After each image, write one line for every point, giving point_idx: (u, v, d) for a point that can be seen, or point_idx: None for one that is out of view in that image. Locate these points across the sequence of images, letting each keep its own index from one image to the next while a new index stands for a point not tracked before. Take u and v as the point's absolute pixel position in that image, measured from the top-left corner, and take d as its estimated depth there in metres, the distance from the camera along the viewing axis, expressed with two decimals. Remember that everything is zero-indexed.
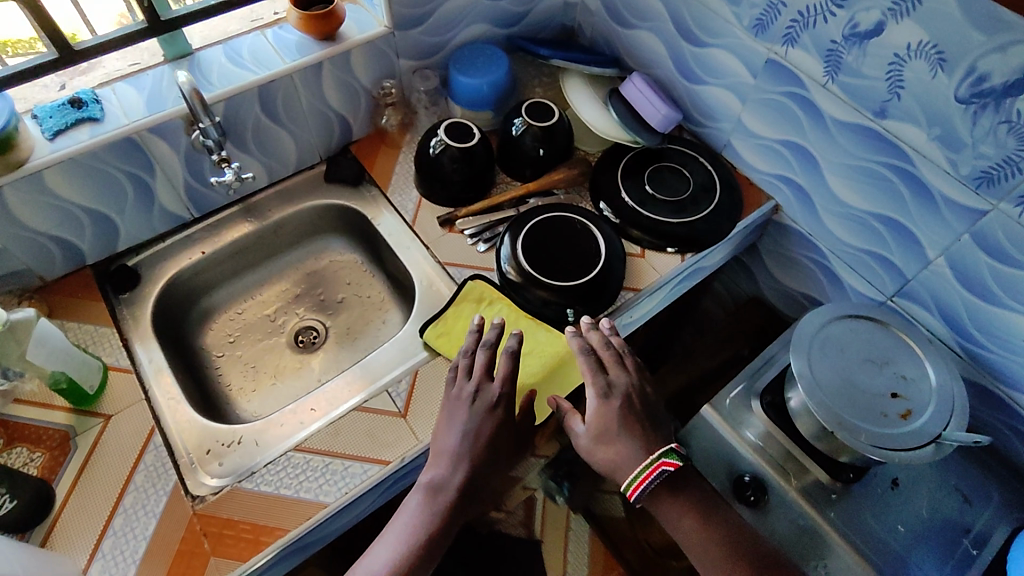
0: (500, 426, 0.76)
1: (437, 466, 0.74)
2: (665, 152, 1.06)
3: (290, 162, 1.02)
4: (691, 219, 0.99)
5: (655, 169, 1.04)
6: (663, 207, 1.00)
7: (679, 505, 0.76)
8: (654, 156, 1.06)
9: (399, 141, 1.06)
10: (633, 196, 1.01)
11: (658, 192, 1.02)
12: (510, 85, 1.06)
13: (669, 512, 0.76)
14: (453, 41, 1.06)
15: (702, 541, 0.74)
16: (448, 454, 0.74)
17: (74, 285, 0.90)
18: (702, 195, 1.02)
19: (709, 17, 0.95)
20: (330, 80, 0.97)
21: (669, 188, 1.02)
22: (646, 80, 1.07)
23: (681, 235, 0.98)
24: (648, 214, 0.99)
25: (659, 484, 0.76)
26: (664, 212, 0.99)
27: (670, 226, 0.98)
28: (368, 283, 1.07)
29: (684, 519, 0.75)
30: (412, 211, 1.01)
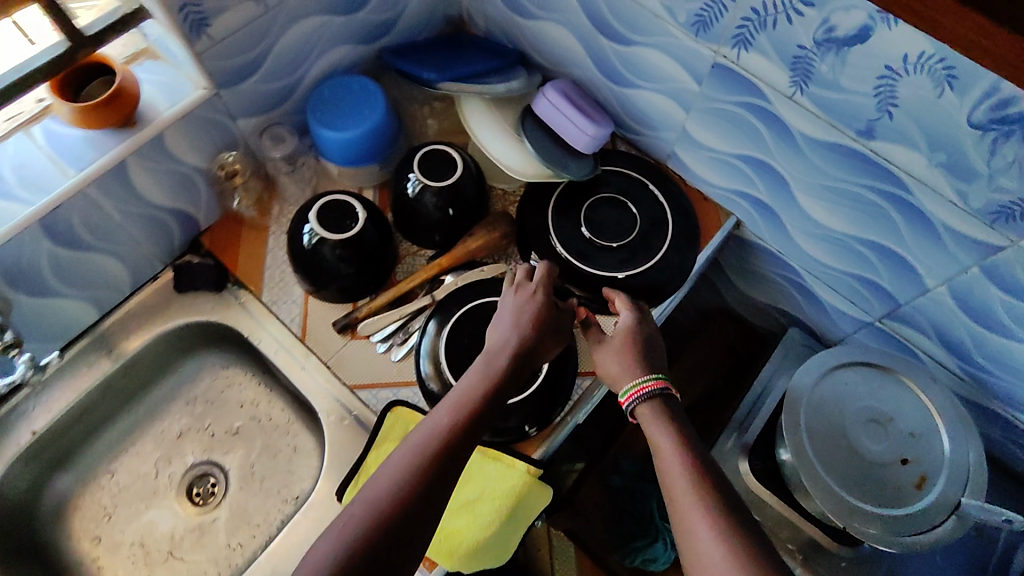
0: (546, 313, 0.69)
1: (491, 341, 0.67)
2: (599, 180, 0.86)
3: (123, 283, 0.79)
4: (643, 268, 0.82)
5: (592, 206, 0.85)
6: (608, 257, 0.82)
7: (660, 419, 0.62)
8: (587, 188, 0.86)
9: (262, 223, 0.83)
10: (571, 249, 0.82)
11: (600, 236, 0.83)
12: (392, 124, 0.82)
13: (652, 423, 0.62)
14: (304, 78, 0.80)
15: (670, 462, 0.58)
16: (502, 328, 0.68)
17: None
18: (651, 231, 0.84)
19: (632, 10, 0.73)
20: (145, 176, 0.71)
21: (610, 230, 0.84)
22: (562, 89, 0.84)
23: (635, 292, 0.80)
24: (593, 271, 0.81)
25: (654, 399, 0.63)
26: (610, 265, 0.82)
27: (620, 284, 0.81)
28: (266, 401, 0.86)
29: (659, 429, 0.61)
30: (299, 319, 0.79)
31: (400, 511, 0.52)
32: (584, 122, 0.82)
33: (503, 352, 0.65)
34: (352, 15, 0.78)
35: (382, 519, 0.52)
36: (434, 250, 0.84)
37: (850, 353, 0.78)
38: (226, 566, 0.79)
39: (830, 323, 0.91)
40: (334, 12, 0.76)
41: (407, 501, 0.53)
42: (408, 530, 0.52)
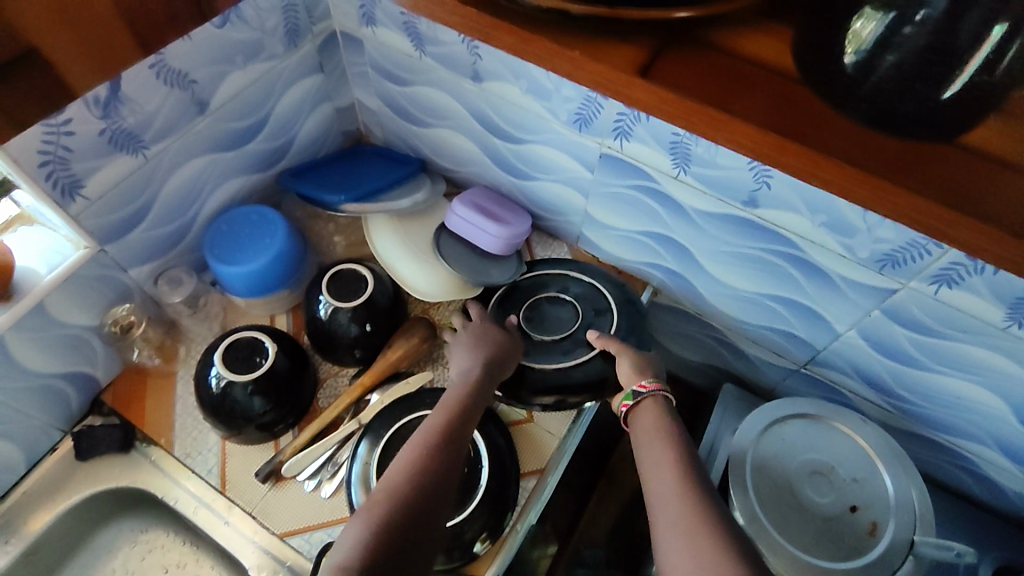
0: (501, 336, 0.75)
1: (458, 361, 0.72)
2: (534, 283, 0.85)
3: (17, 462, 0.72)
4: (592, 356, 0.76)
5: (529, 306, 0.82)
6: (557, 350, 0.77)
7: (654, 413, 0.61)
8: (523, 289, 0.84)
9: (168, 369, 0.79)
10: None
11: (543, 333, 0.79)
12: (298, 246, 0.81)
13: (635, 416, 0.61)
14: (200, 216, 0.79)
15: (651, 444, 0.57)
16: (467, 351, 0.73)
17: None
18: (595, 320, 0.80)
19: (517, 112, 0.76)
20: (30, 346, 0.66)
21: (554, 325, 0.80)
22: (473, 202, 0.87)
23: (590, 383, 0.75)
24: (541, 366, 0.76)
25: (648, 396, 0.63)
26: (559, 357, 0.77)
27: (575, 376, 0.75)
28: (193, 562, 0.79)
29: (648, 418, 0.60)
30: (217, 468, 0.74)
31: (415, 487, 0.56)
32: (525, 218, 0.86)
33: (473, 367, 0.70)
34: (243, 148, 0.79)
35: (400, 494, 0.56)
36: (357, 368, 0.81)
37: (784, 405, 0.79)
38: None
39: (759, 373, 0.93)
40: (223, 148, 0.76)
41: (420, 480, 0.57)
42: (425, 512, 0.55)
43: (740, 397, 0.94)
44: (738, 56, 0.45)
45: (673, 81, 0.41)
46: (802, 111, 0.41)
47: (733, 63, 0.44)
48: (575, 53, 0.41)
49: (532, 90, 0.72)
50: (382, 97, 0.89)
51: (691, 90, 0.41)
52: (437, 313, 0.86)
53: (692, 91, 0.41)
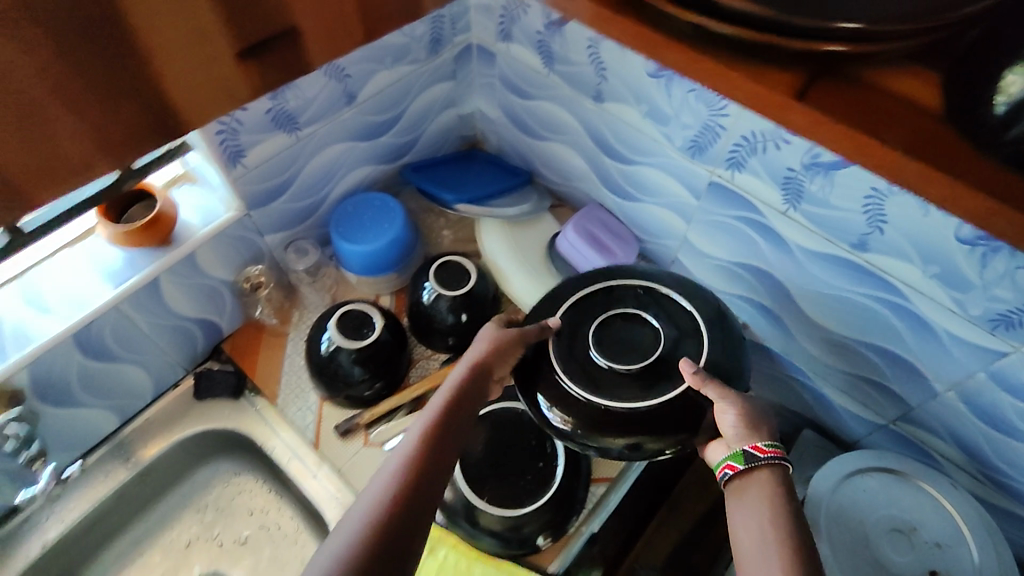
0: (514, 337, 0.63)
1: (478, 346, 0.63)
2: (611, 296, 0.68)
3: (146, 390, 0.81)
4: (676, 402, 0.60)
5: (604, 321, 0.66)
6: (632, 384, 0.61)
7: (770, 502, 0.51)
8: (595, 300, 0.68)
9: (282, 330, 0.86)
10: (577, 375, 0.62)
11: (615, 359, 0.63)
12: (412, 235, 0.88)
13: (739, 511, 0.52)
14: (329, 197, 0.87)
15: (767, 561, 0.48)
16: (493, 348, 0.62)
17: None
18: (680, 350, 0.63)
19: (632, 135, 0.80)
20: (176, 289, 0.75)
21: (632, 351, 0.63)
22: (584, 227, 0.91)
23: (667, 429, 0.60)
24: (609, 405, 0.60)
25: (760, 472, 0.54)
26: (632, 393, 0.61)
27: (652, 430, 0.60)
28: (276, 510, 0.85)
29: (760, 508, 0.51)
30: (314, 425, 0.80)
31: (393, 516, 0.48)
32: (631, 247, 0.91)
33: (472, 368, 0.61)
34: (375, 139, 0.87)
35: (376, 524, 0.47)
36: (448, 354, 0.86)
37: (864, 457, 0.77)
38: None
39: (843, 423, 0.90)
40: (359, 138, 0.84)
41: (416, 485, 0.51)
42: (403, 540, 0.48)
43: (819, 445, 0.92)
44: (887, 92, 0.45)
45: (822, 101, 0.41)
46: (945, 145, 0.41)
47: (885, 98, 0.44)
48: (732, 73, 0.40)
49: (652, 114, 0.76)
50: (503, 108, 0.95)
51: (847, 113, 0.41)
52: None
53: (841, 113, 0.41)
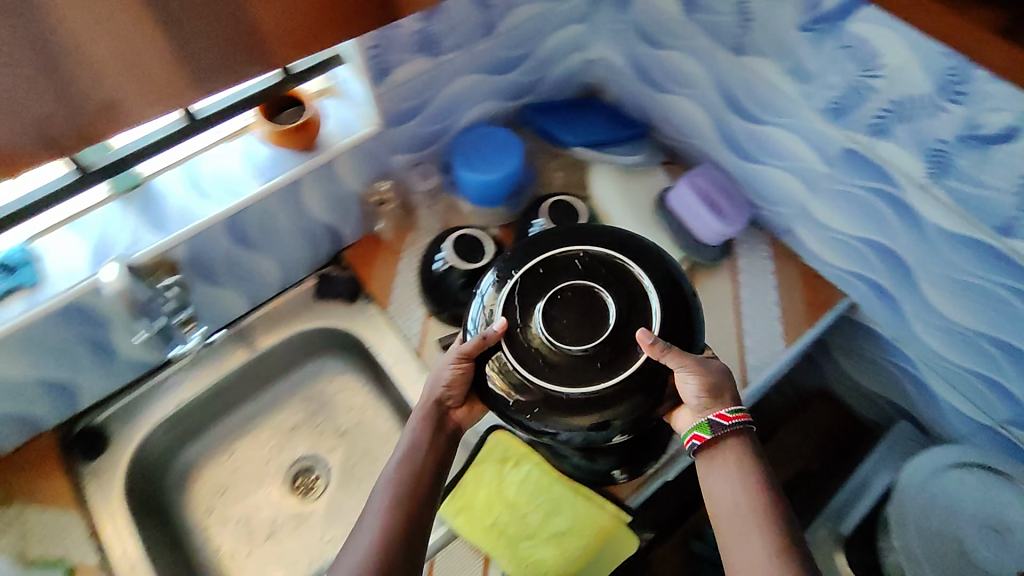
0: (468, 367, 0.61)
1: (443, 367, 0.62)
2: (568, 264, 0.58)
3: (275, 283, 0.89)
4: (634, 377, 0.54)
5: (561, 293, 0.56)
6: (598, 362, 0.54)
7: (739, 472, 0.58)
8: (561, 266, 0.58)
9: (397, 247, 0.92)
10: (533, 360, 0.55)
11: (572, 337, 0.54)
12: (527, 172, 0.91)
13: (715, 476, 0.59)
14: (454, 126, 0.91)
15: (745, 528, 0.56)
16: (458, 365, 0.60)
17: (35, 457, 0.79)
18: (645, 320, 0.56)
19: (768, 93, 0.78)
20: (313, 192, 0.81)
21: (594, 327, 0.54)
22: (698, 184, 0.89)
23: (632, 407, 0.54)
24: (569, 392, 0.53)
25: (728, 440, 0.60)
26: (591, 376, 0.54)
27: (613, 411, 0.53)
28: (373, 410, 0.93)
29: (732, 480, 0.58)
30: (418, 336, 0.87)
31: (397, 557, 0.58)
32: (744, 212, 0.89)
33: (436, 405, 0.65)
34: (504, 74, 0.89)
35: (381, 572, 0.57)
36: None
37: (970, 452, 0.75)
38: (315, 557, 0.84)
39: (943, 420, 0.87)
40: (491, 71, 0.87)
41: (409, 508, 0.61)
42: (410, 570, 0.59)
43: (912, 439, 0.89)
44: None
45: None
46: None
47: None
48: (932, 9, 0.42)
49: (793, 72, 0.74)
50: (630, 57, 0.94)
51: None
52: None
53: None
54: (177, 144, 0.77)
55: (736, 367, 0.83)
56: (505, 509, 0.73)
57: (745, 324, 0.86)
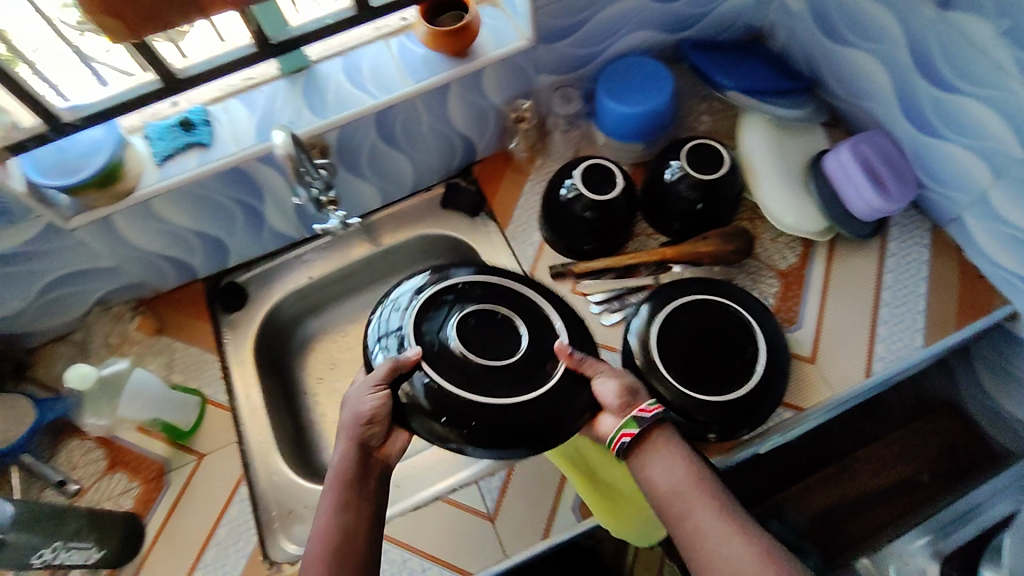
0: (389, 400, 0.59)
1: (354, 407, 0.60)
2: (468, 289, 0.63)
3: (407, 184, 0.93)
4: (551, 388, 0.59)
5: (466, 316, 0.60)
6: (510, 379, 0.58)
7: (669, 459, 0.58)
8: (461, 292, 0.62)
9: (526, 169, 0.93)
10: (455, 376, 0.58)
11: (483, 353, 0.59)
12: (672, 111, 0.87)
13: (654, 468, 0.57)
14: (604, 52, 0.87)
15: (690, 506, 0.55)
16: (371, 401, 0.59)
17: (185, 299, 0.90)
18: (548, 337, 0.61)
19: (975, 56, 0.69)
20: (458, 100, 0.83)
21: (499, 343, 0.60)
22: (862, 153, 0.81)
23: (552, 422, 0.58)
24: (492, 403, 0.57)
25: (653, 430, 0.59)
26: (507, 390, 0.58)
27: (530, 428, 0.58)
28: None
29: (667, 468, 0.57)
30: (532, 259, 0.88)
31: None
32: (909, 193, 0.80)
33: (357, 437, 0.60)
34: (669, 3, 0.84)
35: None
36: (668, 237, 0.86)
37: None
38: None
39: None
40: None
41: (345, 562, 0.55)
42: None
43: None
44: None
45: None
46: None
47: None
48: None
49: (1012, 33, 0.65)
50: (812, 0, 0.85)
51: None
52: (759, 228, 0.85)
53: None
54: (341, 34, 0.81)
55: (862, 353, 0.77)
56: None
57: (882, 311, 0.80)
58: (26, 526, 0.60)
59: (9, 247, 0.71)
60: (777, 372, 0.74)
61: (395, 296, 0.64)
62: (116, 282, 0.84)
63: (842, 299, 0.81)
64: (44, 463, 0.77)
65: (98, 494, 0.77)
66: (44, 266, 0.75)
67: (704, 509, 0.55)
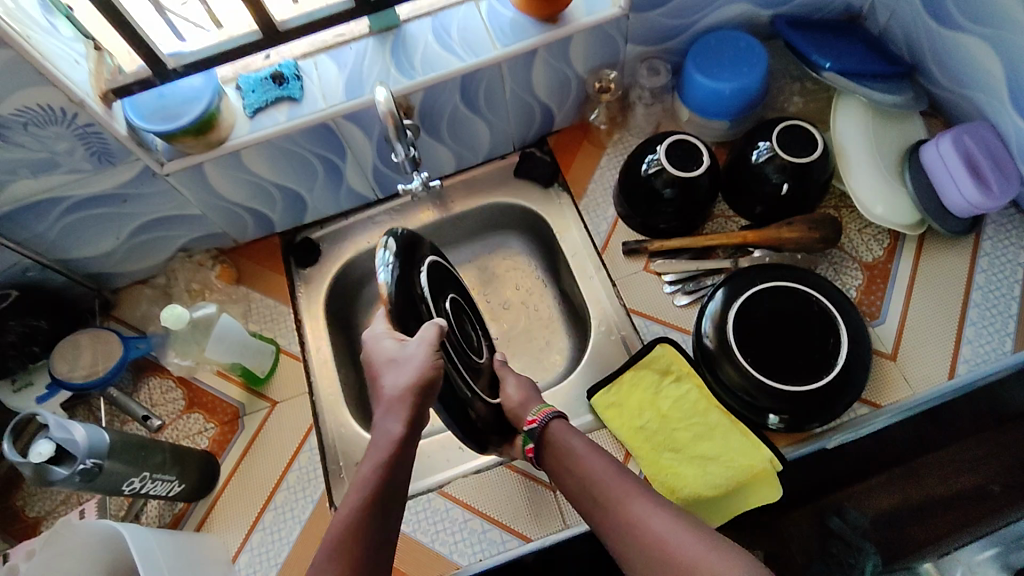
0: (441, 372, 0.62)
1: (416, 368, 0.61)
2: (448, 290, 0.78)
3: (482, 150, 0.93)
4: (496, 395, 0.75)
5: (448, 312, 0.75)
6: (474, 372, 0.73)
7: (567, 434, 0.68)
8: (445, 287, 0.77)
9: (604, 142, 0.92)
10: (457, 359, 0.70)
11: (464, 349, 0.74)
12: (763, 90, 0.84)
13: (570, 439, 0.67)
14: (697, 25, 0.85)
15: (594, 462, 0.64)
16: (432, 361, 0.62)
17: (262, 251, 0.92)
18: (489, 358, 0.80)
19: None
20: (543, 67, 0.81)
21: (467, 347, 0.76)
22: (964, 145, 0.77)
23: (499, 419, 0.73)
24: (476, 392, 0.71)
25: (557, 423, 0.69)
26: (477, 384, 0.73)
27: (486, 415, 0.71)
28: (539, 294, 0.97)
29: (574, 440, 0.67)
30: (605, 234, 0.87)
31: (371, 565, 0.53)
32: (1013, 190, 0.76)
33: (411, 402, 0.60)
34: None
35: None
36: (749, 221, 0.84)
37: None
38: None
39: None
40: None
41: (379, 517, 0.55)
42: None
43: None
44: None
45: None
46: None
47: None
48: None
49: None
50: None
51: None
52: (844, 218, 0.83)
53: None
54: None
55: (947, 353, 0.75)
56: (655, 417, 0.76)
57: (971, 312, 0.76)
58: (118, 453, 0.64)
59: (108, 187, 0.73)
60: (857, 366, 0.72)
61: (397, 246, 0.70)
62: (198, 230, 0.86)
63: (928, 296, 0.78)
64: (128, 398, 0.81)
65: (176, 432, 0.80)
66: (137, 209, 0.78)
67: (604, 471, 0.63)
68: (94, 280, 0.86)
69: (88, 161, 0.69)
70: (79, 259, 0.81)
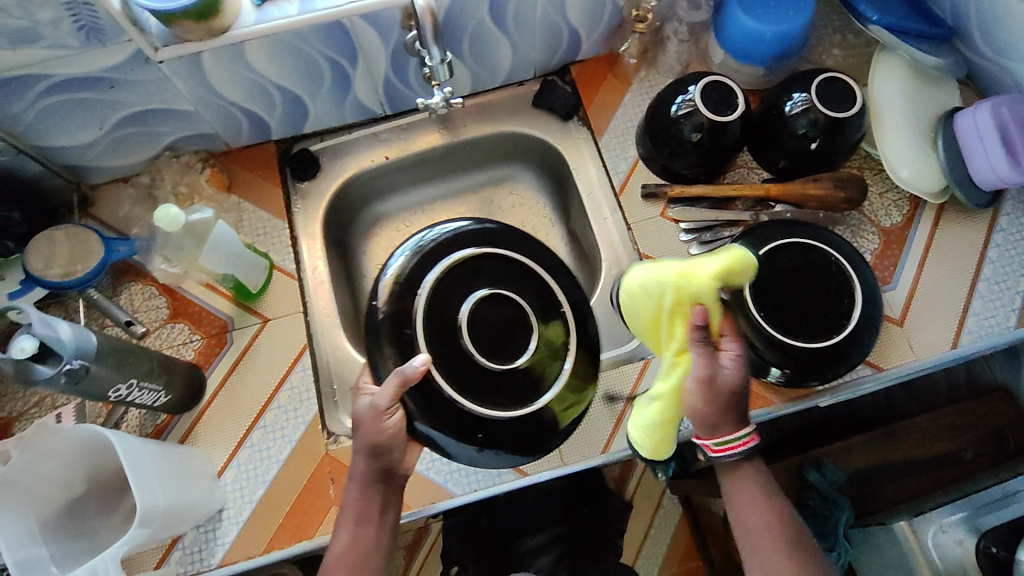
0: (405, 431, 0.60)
1: (371, 431, 0.60)
2: (487, 272, 0.63)
3: (501, 74, 0.88)
4: (547, 400, 0.62)
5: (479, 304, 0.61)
6: (500, 388, 0.61)
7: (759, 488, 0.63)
8: (482, 276, 0.62)
9: (630, 77, 0.87)
10: (473, 391, 0.60)
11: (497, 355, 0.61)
12: (805, 35, 0.80)
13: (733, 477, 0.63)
14: None
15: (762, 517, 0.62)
16: (385, 425, 0.60)
17: (256, 158, 0.86)
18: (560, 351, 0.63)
19: None
20: None
21: (511, 340, 0.61)
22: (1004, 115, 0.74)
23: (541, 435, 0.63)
24: (501, 415, 0.61)
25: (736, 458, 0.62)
26: (515, 395, 0.61)
27: (514, 433, 0.61)
28: (545, 232, 0.94)
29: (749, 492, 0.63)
30: (624, 174, 0.84)
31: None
32: None
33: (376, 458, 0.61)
34: None
35: None
36: (773, 175, 0.82)
37: None
38: None
39: None
40: None
41: (373, 549, 0.62)
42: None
43: None
44: None
45: None
46: None
47: None
48: None
49: None
50: None
51: None
52: (868, 179, 0.82)
53: None
54: None
55: (952, 324, 0.75)
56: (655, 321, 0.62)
57: (980, 286, 0.77)
58: (104, 359, 0.60)
59: (94, 69, 0.66)
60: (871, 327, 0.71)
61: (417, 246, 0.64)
62: (189, 128, 0.80)
63: (941, 266, 0.78)
64: (108, 301, 0.76)
65: (159, 341, 0.76)
66: (124, 98, 0.71)
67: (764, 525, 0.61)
68: (72, 173, 0.79)
69: (74, 36, 0.62)
70: (57, 147, 0.74)
